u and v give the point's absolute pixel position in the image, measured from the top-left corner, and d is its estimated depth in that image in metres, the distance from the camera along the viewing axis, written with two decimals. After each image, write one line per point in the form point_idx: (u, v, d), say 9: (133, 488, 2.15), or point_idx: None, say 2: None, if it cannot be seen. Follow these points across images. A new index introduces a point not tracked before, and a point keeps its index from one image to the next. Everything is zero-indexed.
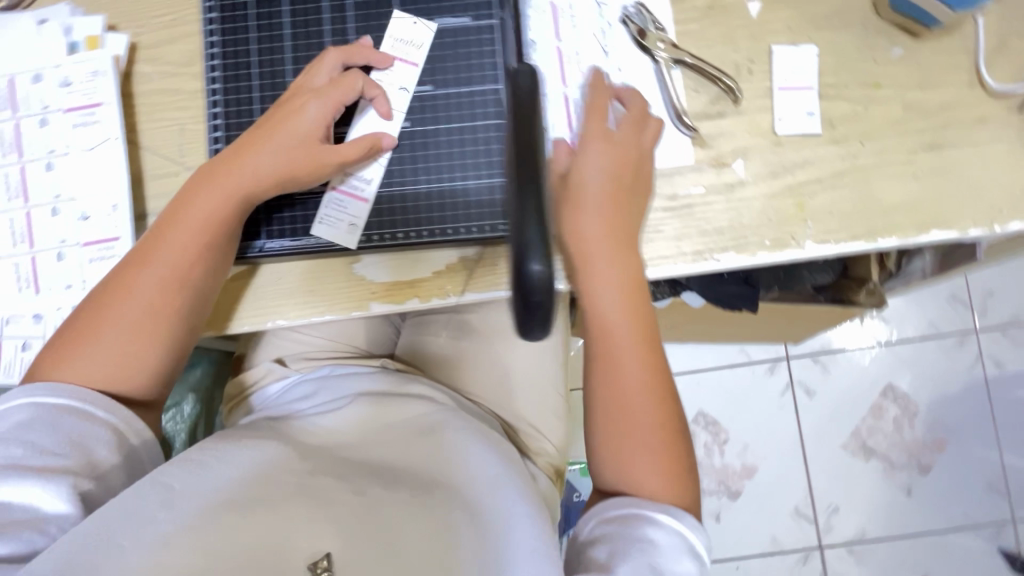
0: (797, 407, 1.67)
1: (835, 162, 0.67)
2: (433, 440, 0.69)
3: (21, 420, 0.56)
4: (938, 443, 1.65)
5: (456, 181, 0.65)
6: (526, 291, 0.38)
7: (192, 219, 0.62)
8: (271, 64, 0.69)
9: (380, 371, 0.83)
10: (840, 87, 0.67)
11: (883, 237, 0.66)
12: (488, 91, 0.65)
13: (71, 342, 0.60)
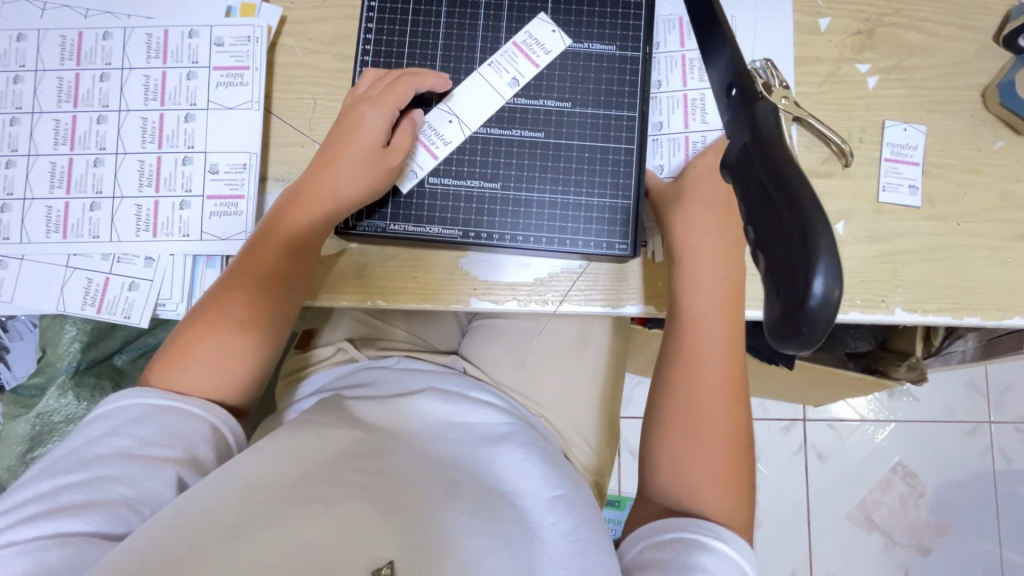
0: (807, 470, 1.67)
1: (931, 237, 0.70)
2: (501, 444, 0.65)
3: (125, 415, 0.57)
4: (941, 527, 1.65)
5: (581, 196, 0.69)
6: (807, 308, 0.28)
7: (280, 232, 0.64)
8: (422, 58, 0.71)
9: (449, 373, 0.80)
10: (943, 168, 0.71)
11: (968, 314, 0.69)
12: (624, 117, 0.69)
13: (173, 356, 0.62)
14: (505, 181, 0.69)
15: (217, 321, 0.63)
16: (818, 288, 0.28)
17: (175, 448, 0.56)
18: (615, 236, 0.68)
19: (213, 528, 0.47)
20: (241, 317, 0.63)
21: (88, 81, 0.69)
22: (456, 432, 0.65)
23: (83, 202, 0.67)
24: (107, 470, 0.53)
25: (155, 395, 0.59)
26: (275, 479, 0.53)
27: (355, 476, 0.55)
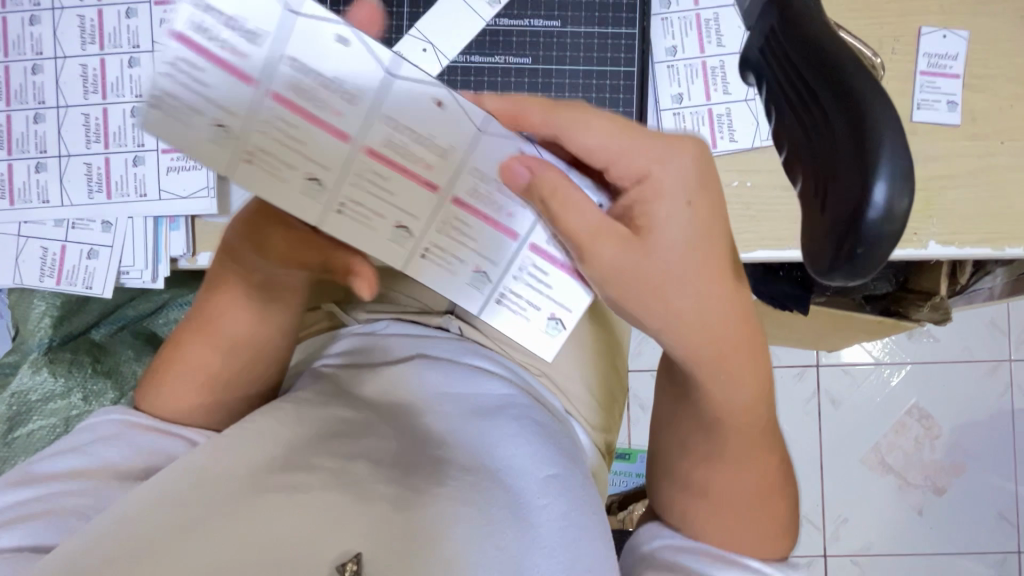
0: (820, 416, 1.64)
1: (972, 159, 0.63)
2: (495, 416, 0.60)
3: (88, 435, 0.52)
4: (956, 467, 1.64)
5: None
6: (876, 235, 0.32)
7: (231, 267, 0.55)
8: None
9: (452, 338, 0.75)
10: (987, 80, 0.63)
11: (1010, 245, 0.63)
12: (620, 36, 0.63)
13: (151, 387, 0.57)
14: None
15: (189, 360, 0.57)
16: (881, 197, 0.31)
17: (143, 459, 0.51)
18: None
19: (164, 520, 0.42)
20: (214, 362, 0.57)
21: (16, 24, 0.61)
22: (446, 401, 0.61)
23: (28, 163, 0.61)
24: (59, 480, 0.47)
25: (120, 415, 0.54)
26: (240, 461, 0.48)
27: (327, 459, 0.50)
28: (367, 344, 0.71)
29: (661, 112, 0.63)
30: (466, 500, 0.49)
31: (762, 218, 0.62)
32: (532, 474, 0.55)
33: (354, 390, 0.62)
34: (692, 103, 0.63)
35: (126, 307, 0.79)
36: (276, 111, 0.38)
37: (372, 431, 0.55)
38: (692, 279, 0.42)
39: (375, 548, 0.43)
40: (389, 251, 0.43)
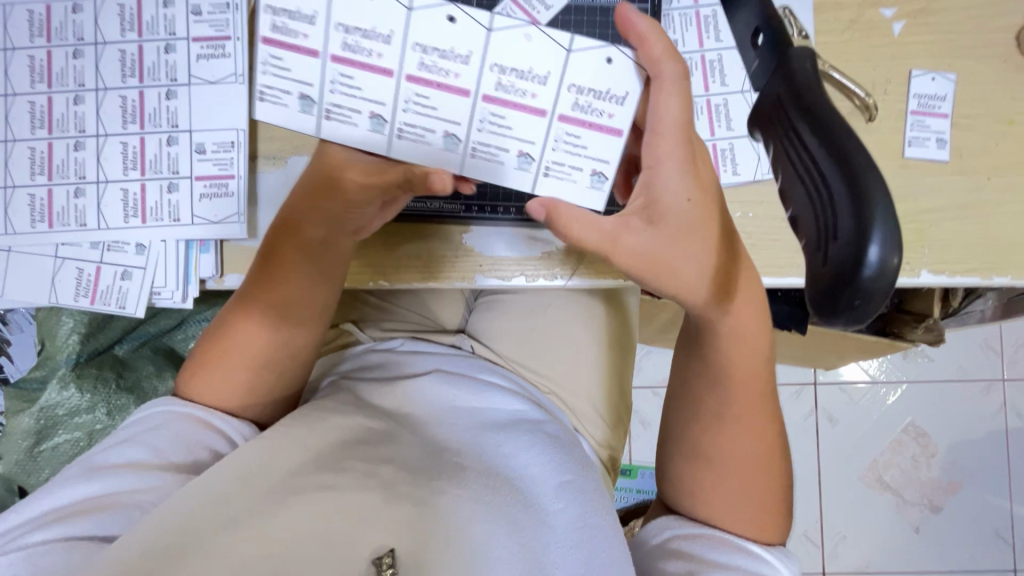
0: (818, 434, 1.66)
1: (960, 193, 0.67)
2: (509, 431, 0.63)
3: (141, 427, 0.55)
4: (953, 485, 1.66)
5: None
6: (872, 290, 0.31)
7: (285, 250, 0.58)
8: None
9: (460, 355, 0.78)
10: (973, 119, 0.67)
11: (997, 274, 0.66)
12: None
13: (191, 377, 0.59)
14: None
15: (231, 354, 0.59)
16: (875, 256, 0.31)
17: (189, 457, 0.54)
18: None
19: (215, 516, 0.46)
20: (254, 354, 0.59)
21: (60, 58, 0.65)
22: (461, 414, 0.64)
23: (68, 188, 0.64)
24: (111, 475, 0.50)
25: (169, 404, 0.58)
26: (280, 463, 0.52)
27: (357, 462, 0.53)
28: (384, 361, 0.74)
29: None
30: (489, 498, 0.53)
31: (763, 246, 0.65)
32: (546, 476, 0.59)
33: (374, 401, 0.65)
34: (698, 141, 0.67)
35: (147, 323, 0.81)
36: (410, 89, 0.49)
37: (398, 437, 0.59)
38: (690, 235, 0.50)
39: (410, 544, 0.47)
40: (445, 155, 0.52)
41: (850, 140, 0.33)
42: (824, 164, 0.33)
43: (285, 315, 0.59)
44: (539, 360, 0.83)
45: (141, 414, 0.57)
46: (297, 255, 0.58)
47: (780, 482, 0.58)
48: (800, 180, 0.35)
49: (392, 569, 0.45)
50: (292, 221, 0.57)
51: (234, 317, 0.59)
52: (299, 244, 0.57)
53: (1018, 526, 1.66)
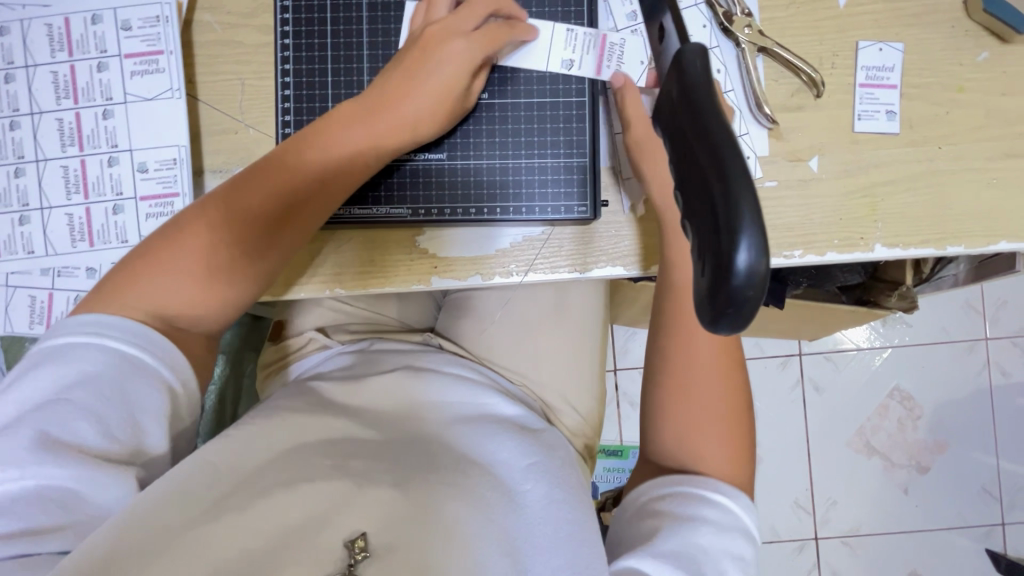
0: (805, 404, 1.68)
1: (911, 165, 0.66)
2: (474, 424, 0.66)
3: (82, 373, 0.51)
4: (939, 445, 1.68)
5: (534, 159, 0.66)
6: (737, 293, 0.32)
7: (310, 157, 0.60)
8: (346, 23, 0.68)
9: (431, 351, 0.79)
10: (923, 89, 0.66)
11: (951, 244, 0.66)
12: (570, 65, 0.66)
13: (131, 273, 0.56)
14: (451, 152, 0.66)
15: (203, 248, 0.57)
16: (743, 263, 0.31)
17: (130, 439, 0.52)
18: (574, 197, 0.65)
19: (188, 514, 0.49)
20: (206, 252, 0.57)
21: None
22: (428, 411, 0.67)
23: (11, 216, 0.64)
24: (63, 465, 0.48)
25: (116, 341, 0.53)
26: (253, 470, 0.56)
27: (322, 461, 0.57)
28: (353, 363, 0.75)
29: (613, 136, 0.67)
30: (450, 487, 0.56)
31: None
32: (505, 460, 0.62)
33: (338, 403, 0.67)
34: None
35: None
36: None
37: (364, 440, 0.62)
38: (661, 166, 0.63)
39: (376, 528, 0.52)
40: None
41: (720, 137, 0.35)
42: (700, 162, 0.35)
43: (262, 223, 0.59)
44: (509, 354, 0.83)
45: (79, 338, 0.52)
46: (347, 158, 0.61)
47: (745, 438, 0.63)
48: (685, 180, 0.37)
49: (365, 551, 0.50)
50: (353, 124, 0.61)
51: (202, 212, 0.59)
52: (336, 148, 0.60)
53: (1006, 480, 1.68)
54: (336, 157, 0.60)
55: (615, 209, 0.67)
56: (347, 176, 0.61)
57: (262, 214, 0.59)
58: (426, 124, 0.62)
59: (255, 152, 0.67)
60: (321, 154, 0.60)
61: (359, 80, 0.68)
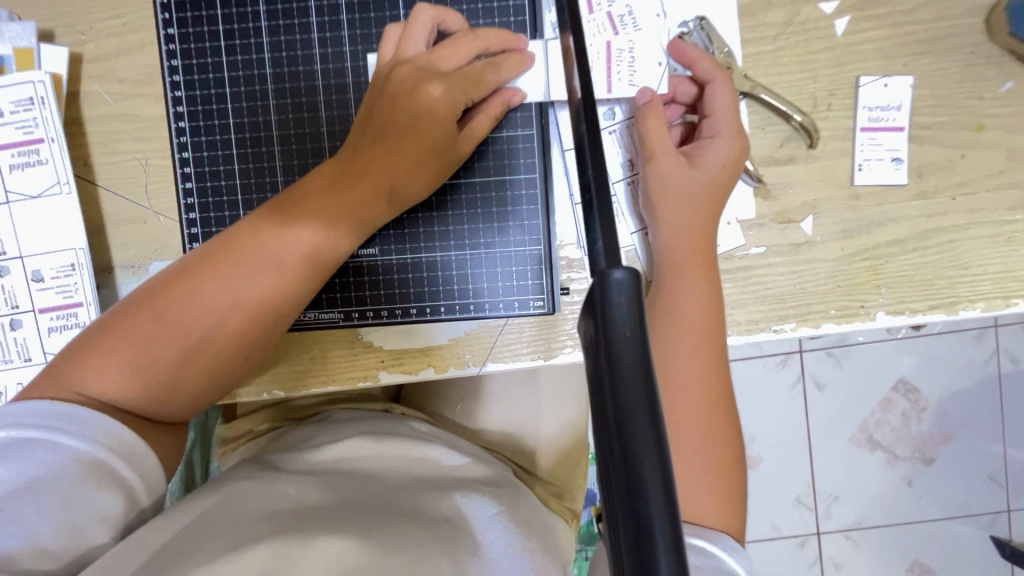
0: (808, 414, 1.22)
1: (920, 219, 0.57)
2: (434, 486, 0.57)
3: (25, 472, 0.43)
4: (943, 434, 1.24)
5: (480, 250, 0.58)
6: None
7: (272, 243, 0.49)
8: (250, 99, 0.58)
9: (386, 415, 0.69)
10: (935, 129, 0.57)
11: (965, 308, 0.57)
12: (519, 137, 0.57)
13: (79, 360, 0.47)
14: (383, 246, 0.57)
15: (148, 337, 0.47)
16: None
17: (69, 544, 0.44)
18: (528, 291, 0.57)
19: None
20: (161, 347, 0.48)
21: None
22: (382, 469, 0.59)
23: None
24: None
25: (68, 435, 0.45)
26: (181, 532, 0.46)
27: (260, 522, 0.48)
28: (304, 435, 0.64)
29: (574, 207, 0.58)
30: (413, 535, 0.48)
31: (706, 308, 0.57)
32: (474, 513, 0.54)
33: (283, 466, 0.57)
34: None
35: None
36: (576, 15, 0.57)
37: (316, 496, 0.53)
38: (681, 213, 0.52)
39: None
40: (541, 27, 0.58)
41: (640, 415, 0.22)
42: (597, 441, 0.23)
43: (221, 320, 0.49)
44: (482, 415, 0.72)
45: (27, 431, 0.44)
46: (314, 235, 0.50)
47: (733, 520, 0.48)
48: (598, 459, 0.24)
49: None
50: (321, 188, 0.51)
51: (157, 294, 0.49)
52: (312, 215, 0.50)
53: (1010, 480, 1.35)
54: (311, 237, 0.50)
55: (582, 288, 0.58)
56: (325, 253, 0.51)
57: (231, 304, 0.49)
58: (417, 186, 0.53)
59: (166, 241, 0.58)
60: (283, 220, 0.50)
61: (269, 153, 0.58)
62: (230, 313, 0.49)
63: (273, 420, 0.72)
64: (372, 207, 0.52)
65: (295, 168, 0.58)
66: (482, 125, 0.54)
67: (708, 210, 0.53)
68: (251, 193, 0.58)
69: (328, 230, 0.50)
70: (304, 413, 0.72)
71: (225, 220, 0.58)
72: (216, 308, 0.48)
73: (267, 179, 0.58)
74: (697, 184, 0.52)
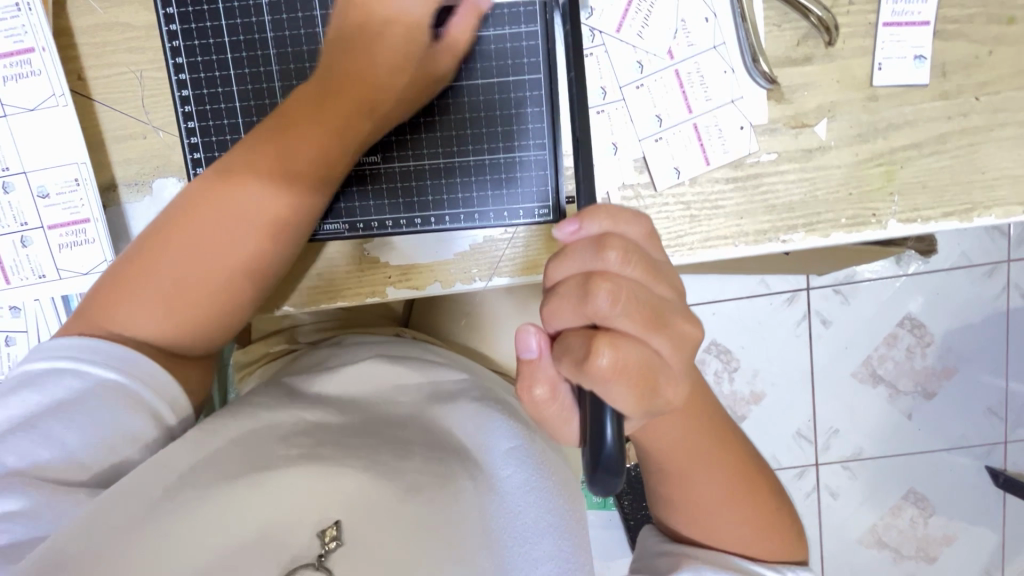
0: (812, 343, 1.20)
1: (941, 121, 0.55)
2: (454, 405, 0.59)
3: (58, 396, 0.46)
4: (949, 371, 1.22)
5: (483, 157, 0.57)
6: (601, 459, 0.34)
7: (272, 167, 0.50)
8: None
9: (399, 342, 0.70)
10: (963, 24, 0.54)
11: (980, 214, 0.56)
12: (522, 33, 0.55)
13: (103, 305, 0.49)
14: (386, 155, 0.57)
15: (161, 269, 0.49)
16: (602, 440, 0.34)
17: (102, 461, 0.46)
18: (532, 199, 0.57)
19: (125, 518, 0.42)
20: (178, 277, 0.49)
21: None
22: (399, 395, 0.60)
23: None
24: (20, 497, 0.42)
25: (92, 364, 0.47)
26: (219, 454, 0.48)
27: (290, 446, 0.50)
28: (325, 359, 0.66)
29: None
30: (434, 462, 0.50)
31: (702, 218, 0.57)
32: (496, 445, 0.55)
33: (301, 394, 0.59)
34: (673, 120, 0.56)
35: None
36: None
37: (337, 416, 0.56)
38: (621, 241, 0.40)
39: (355, 515, 0.44)
40: None
41: None
42: None
43: (236, 246, 0.50)
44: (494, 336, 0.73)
45: (57, 359, 0.47)
46: (309, 159, 0.51)
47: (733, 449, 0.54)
48: None
49: (336, 542, 0.42)
50: (307, 110, 0.51)
51: (168, 231, 0.50)
52: (309, 133, 0.50)
53: None
54: (311, 159, 0.51)
55: None
56: (319, 181, 0.52)
57: (237, 233, 0.50)
58: (405, 96, 0.53)
59: (169, 157, 0.58)
60: (277, 146, 0.50)
61: (264, 56, 0.57)
62: (240, 243, 0.50)
63: (291, 342, 0.74)
64: (373, 124, 0.53)
65: (292, 74, 0.57)
66: (459, 30, 0.53)
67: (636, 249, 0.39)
68: (249, 100, 0.57)
69: (326, 149, 0.51)
70: (320, 335, 0.74)
71: (224, 128, 0.58)
72: (232, 235, 0.50)
73: (264, 85, 0.57)
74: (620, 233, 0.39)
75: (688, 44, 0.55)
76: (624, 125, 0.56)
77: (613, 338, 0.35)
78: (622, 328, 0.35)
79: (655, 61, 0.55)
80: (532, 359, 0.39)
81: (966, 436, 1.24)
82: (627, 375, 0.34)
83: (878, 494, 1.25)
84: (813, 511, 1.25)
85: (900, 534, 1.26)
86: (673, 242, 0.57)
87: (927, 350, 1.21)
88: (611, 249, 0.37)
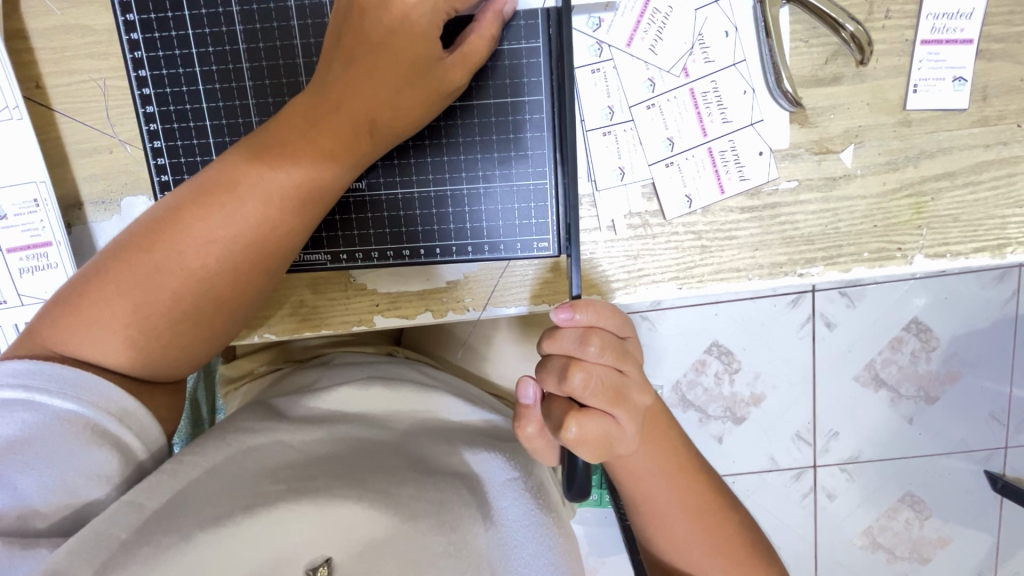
0: (815, 352, 1.10)
1: (978, 150, 0.51)
2: (446, 438, 0.55)
3: (8, 433, 0.42)
4: (953, 376, 1.11)
5: (477, 184, 0.52)
6: (572, 473, 0.45)
7: (255, 191, 0.45)
8: (210, 5, 0.51)
9: (388, 360, 0.65)
10: (1009, 43, 0.50)
11: (1014, 250, 0.52)
12: (523, 50, 0.50)
13: (64, 324, 0.45)
14: (372, 180, 0.52)
15: (126, 290, 0.44)
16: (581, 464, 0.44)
17: (62, 501, 0.43)
18: (531, 231, 0.53)
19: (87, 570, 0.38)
20: (144, 303, 0.44)
21: None
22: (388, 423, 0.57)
23: None
24: None
25: (48, 394, 0.43)
26: (194, 489, 0.45)
27: (271, 483, 0.47)
28: (308, 379, 0.61)
29: (587, 134, 0.51)
30: (429, 498, 0.48)
31: (714, 248, 0.53)
32: (492, 475, 0.52)
33: (285, 413, 0.55)
34: (685, 144, 0.51)
35: None
36: None
37: (323, 444, 0.52)
38: (601, 325, 0.42)
39: (352, 553, 0.45)
40: None
41: None
42: None
43: (208, 275, 0.45)
44: (489, 360, 0.69)
45: (5, 391, 0.42)
46: (293, 187, 0.45)
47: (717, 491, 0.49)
48: None
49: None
50: (297, 129, 0.46)
51: (136, 251, 0.45)
52: (295, 156, 0.45)
53: None
54: (296, 186, 0.46)
55: (591, 228, 0.52)
56: (302, 208, 0.46)
57: (213, 262, 0.45)
58: (405, 121, 0.47)
59: (136, 173, 0.53)
60: (262, 165, 0.45)
61: (236, 70, 0.52)
62: (215, 273, 0.45)
63: (274, 360, 0.70)
64: (366, 148, 0.47)
65: (267, 90, 0.52)
66: (476, 46, 0.46)
67: (613, 336, 0.42)
68: (220, 117, 0.52)
69: (313, 175, 0.46)
70: (306, 354, 0.70)
71: (194, 148, 0.53)
72: (205, 261, 0.45)
73: (237, 102, 0.52)
74: (601, 328, 0.42)
75: (704, 61, 0.50)
76: (632, 150, 0.51)
77: (582, 415, 0.40)
78: (591, 405, 0.40)
79: (667, 80, 0.51)
80: (529, 405, 0.45)
81: (966, 441, 1.14)
82: (587, 445, 0.40)
83: (876, 495, 1.16)
84: (807, 513, 1.16)
85: (893, 536, 1.17)
86: (682, 274, 0.53)
87: (932, 354, 1.10)
88: (592, 342, 0.41)
